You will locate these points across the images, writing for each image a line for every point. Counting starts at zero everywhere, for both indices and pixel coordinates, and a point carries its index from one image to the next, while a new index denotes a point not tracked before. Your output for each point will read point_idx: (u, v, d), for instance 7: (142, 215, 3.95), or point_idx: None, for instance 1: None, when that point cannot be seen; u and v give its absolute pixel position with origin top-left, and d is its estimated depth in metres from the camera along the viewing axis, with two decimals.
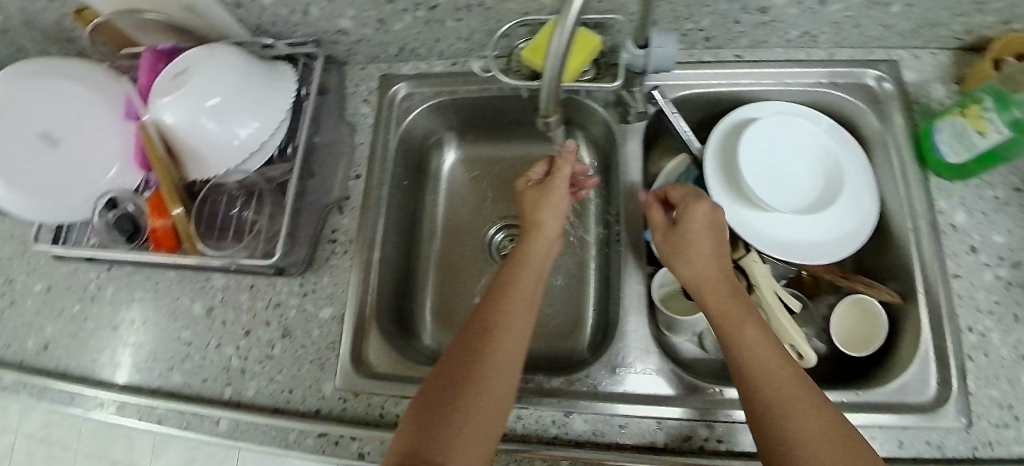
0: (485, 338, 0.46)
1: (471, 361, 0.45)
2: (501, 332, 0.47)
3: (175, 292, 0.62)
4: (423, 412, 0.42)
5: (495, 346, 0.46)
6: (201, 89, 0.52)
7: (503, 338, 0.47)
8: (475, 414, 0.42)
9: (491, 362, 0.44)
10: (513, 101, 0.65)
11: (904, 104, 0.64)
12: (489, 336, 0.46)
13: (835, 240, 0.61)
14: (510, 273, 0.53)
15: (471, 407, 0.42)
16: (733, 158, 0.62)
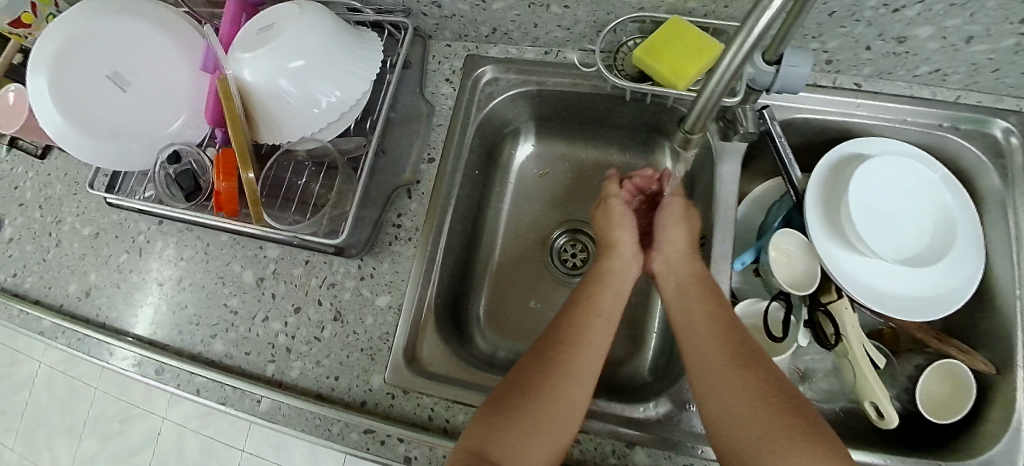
0: (561, 358, 0.46)
1: (545, 379, 0.45)
2: (576, 352, 0.47)
3: (226, 257, 0.59)
4: (494, 416, 0.43)
5: (570, 364, 0.46)
6: (288, 46, 0.49)
7: (580, 351, 0.47)
8: (543, 429, 0.42)
9: (566, 380, 0.45)
10: (604, 101, 0.60)
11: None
12: (565, 356, 0.46)
13: (935, 297, 0.55)
14: (589, 292, 0.52)
15: (541, 416, 0.43)
16: (835, 195, 0.57)
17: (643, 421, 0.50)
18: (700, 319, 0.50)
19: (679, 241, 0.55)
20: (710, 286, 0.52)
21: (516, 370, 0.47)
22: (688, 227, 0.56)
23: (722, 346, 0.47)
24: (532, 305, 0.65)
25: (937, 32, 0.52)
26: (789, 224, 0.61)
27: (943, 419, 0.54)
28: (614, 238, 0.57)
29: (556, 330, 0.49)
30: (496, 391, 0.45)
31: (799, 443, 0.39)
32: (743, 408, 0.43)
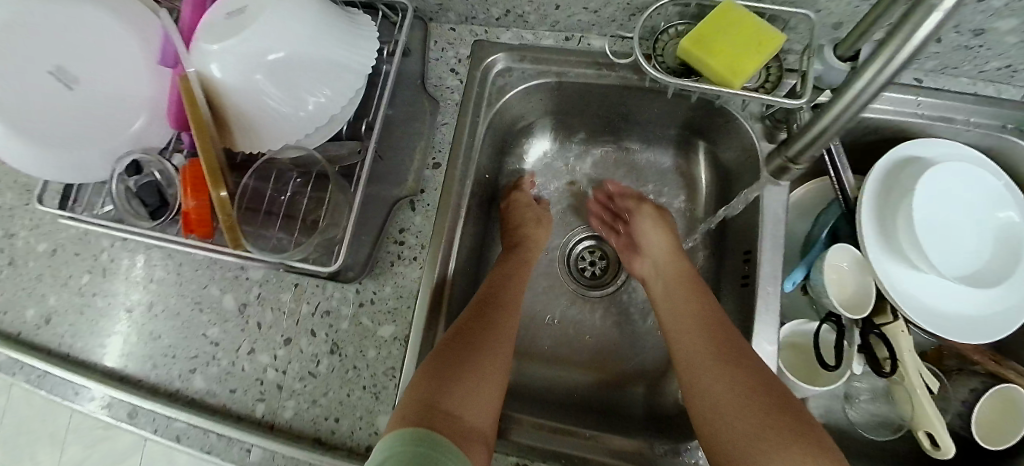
0: (492, 317, 0.48)
1: (481, 333, 0.46)
2: (504, 317, 0.49)
3: (203, 279, 0.52)
4: (438, 364, 0.43)
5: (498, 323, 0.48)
6: (266, 36, 0.41)
7: (507, 315, 0.49)
8: (481, 382, 0.43)
9: (495, 336, 0.47)
10: (633, 94, 0.54)
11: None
12: (501, 320, 0.49)
13: (999, 313, 0.50)
14: (517, 262, 0.55)
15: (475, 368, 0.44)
16: (889, 205, 0.51)
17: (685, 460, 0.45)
18: (688, 319, 0.47)
19: (664, 247, 0.54)
20: (696, 288, 0.49)
21: (459, 325, 0.47)
22: (670, 233, 0.56)
23: (709, 344, 0.44)
24: (550, 321, 0.59)
25: (1021, 25, 0.44)
26: (836, 237, 0.56)
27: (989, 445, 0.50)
28: (529, 226, 0.57)
29: (488, 294, 0.51)
30: (439, 345, 0.44)
31: (785, 440, 0.36)
32: (726, 406, 0.40)
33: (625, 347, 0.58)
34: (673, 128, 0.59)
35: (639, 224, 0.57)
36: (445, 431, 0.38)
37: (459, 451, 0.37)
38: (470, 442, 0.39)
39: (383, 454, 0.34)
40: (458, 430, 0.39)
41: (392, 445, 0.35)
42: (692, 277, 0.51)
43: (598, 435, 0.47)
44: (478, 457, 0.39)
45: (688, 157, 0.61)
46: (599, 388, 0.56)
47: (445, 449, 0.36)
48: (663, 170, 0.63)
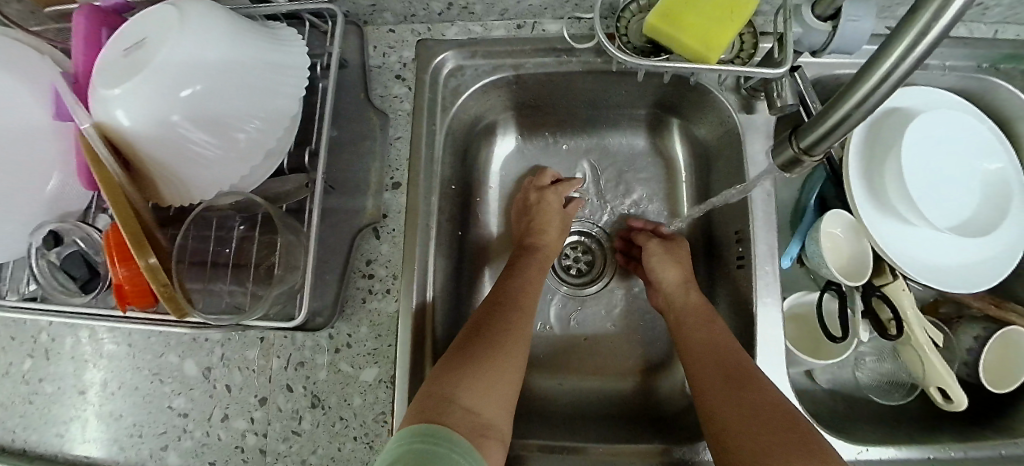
0: (508, 315, 0.46)
1: (497, 331, 0.44)
2: (519, 312, 0.46)
3: (159, 346, 0.47)
4: (455, 361, 0.41)
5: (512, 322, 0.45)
6: (175, 70, 0.36)
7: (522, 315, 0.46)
8: (498, 380, 0.41)
9: (510, 333, 0.44)
10: (598, 76, 0.50)
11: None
12: (517, 317, 0.46)
13: (988, 260, 0.49)
14: (521, 260, 0.52)
15: (494, 362, 0.42)
16: (874, 164, 0.49)
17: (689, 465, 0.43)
18: (699, 342, 0.45)
19: (673, 282, 0.51)
20: (708, 316, 0.47)
21: (471, 323, 0.45)
22: (680, 266, 0.52)
23: (720, 368, 0.42)
24: (541, 328, 0.56)
25: None
26: (825, 199, 0.54)
27: (995, 389, 0.50)
28: (546, 234, 0.54)
29: (500, 289, 0.48)
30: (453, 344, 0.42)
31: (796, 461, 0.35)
32: (735, 426, 0.39)
33: (624, 342, 0.55)
34: (643, 107, 0.55)
35: (647, 258, 0.54)
36: (463, 430, 0.37)
37: (474, 451, 0.35)
38: (486, 440, 0.37)
39: (399, 450, 0.32)
40: (475, 428, 0.37)
41: (407, 441, 0.33)
42: (704, 307, 0.48)
43: (587, 446, 0.45)
44: (495, 456, 0.37)
45: (662, 135, 0.58)
46: (605, 389, 0.53)
47: (465, 449, 0.34)
48: (637, 151, 0.59)
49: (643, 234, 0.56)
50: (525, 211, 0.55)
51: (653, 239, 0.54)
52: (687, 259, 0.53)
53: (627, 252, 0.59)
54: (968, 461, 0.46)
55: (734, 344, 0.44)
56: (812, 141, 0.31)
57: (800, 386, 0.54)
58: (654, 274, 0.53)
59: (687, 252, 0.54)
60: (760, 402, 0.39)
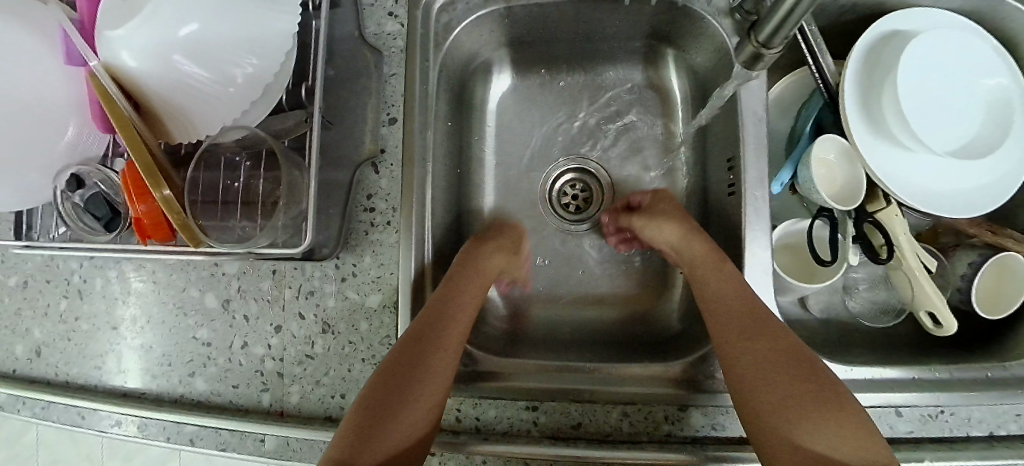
0: (427, 349, 0.42)
1: (415, 371, 0.40)
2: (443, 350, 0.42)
3: (180, 282, 0.50)
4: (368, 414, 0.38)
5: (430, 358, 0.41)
6: (172, 11, 0.37)
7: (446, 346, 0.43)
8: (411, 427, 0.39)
9: (433, 376, 0.41)
10: (592, 6, 0.50)
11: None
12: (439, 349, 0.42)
13: (989, 183, 0.48)
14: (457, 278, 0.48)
15: (405, 411, 0.39)
16: (873, 89, 0.48)
17: (700, 381, 0.45)
18: (710, 303, 0.45)
19: (670, 238, 0.51)
20: (718, 261, 0.46)
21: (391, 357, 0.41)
22: (673, 221, 0.51)
23: (730, 322, 0.42)
24: (541, 262, 0.58)
25: None
26: (822, 128, 0.53)
27: (987, 314, 0.49)
28: (484, 267, 0.50)
29: (428, 316, 0.43)
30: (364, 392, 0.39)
31: (814, 413, 0.37)
32: (752, 379, 0.40)
33: (619, 276, 0.57)
34: (638, 38, 0.55)
35: (643, 233, 0.53)
36: None
37: None
38: None
39: None
40: None
41: None
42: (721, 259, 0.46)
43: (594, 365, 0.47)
44: None
45: (657, 68, 0.57)
46: (604, 320, 0.55)
47: None
48: (633, 85, 0.59)
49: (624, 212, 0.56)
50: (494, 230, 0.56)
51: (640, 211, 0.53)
52: (679, 213, 0.52)
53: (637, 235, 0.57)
54: (955, 382, 0.46)
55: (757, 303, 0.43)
56: (767, 36, 0.33)
57: (792, 313, 0.55)
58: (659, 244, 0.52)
59: (675, 208, 0.53)
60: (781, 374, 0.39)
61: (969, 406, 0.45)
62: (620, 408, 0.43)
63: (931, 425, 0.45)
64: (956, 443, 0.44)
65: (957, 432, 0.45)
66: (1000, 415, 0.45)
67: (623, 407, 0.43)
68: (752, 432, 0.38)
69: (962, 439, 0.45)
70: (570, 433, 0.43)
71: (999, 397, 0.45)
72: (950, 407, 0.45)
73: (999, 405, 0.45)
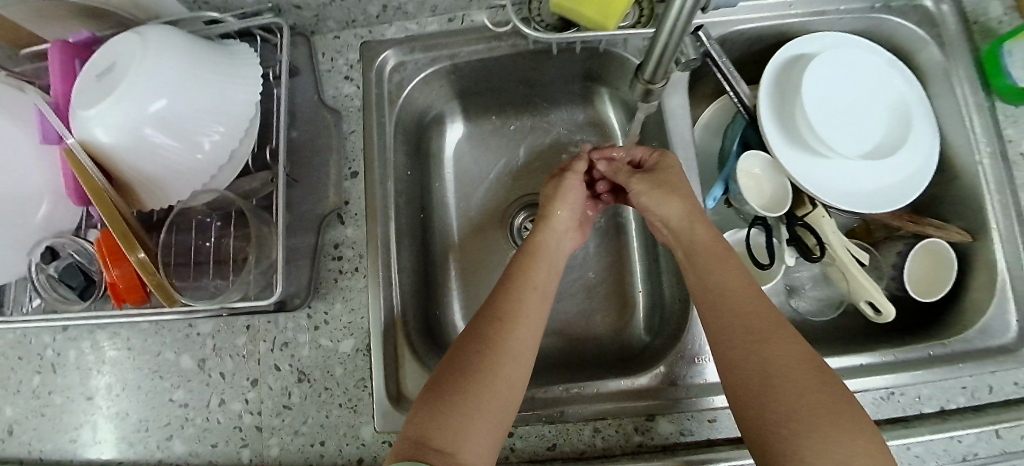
0: (492, 332, 0.41)
1: (479, 356, 0.40)
2: (515, 329, 0.41)
3: (155, 346, 0.51)
4: (435, 398, 0.38)
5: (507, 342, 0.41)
6: (143, 85, 0.40)
7: (515, 328, 0.42)
8: (482, 410, 0.37)
9: (503, 358, 0.40)
10: (533, 57, 0.55)
11: (965, 22, 0.56)
12: (502, 329, 0.41)
13: (900, 180, 0.53)
14: (523, 264, 0.46)
15: (476, 391, 0.38)
16: (786, 106, 0.53)
17: (666, 390, 0.46)
18: (720, 290, 0.41)
19: (669, 214, 0.47)
20: (722, 254, 0.43)
21: (458, 345, 0.41)
22: (677, 199, 0.46)
23: (744, 308, 0.40)
24: None
25: None
26: (748, 145, 0.58)
27: (921, 299, 0.54)
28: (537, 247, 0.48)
29: (490, 302, 0.44)
30: (431, 378, 0.40)
31: (821, 420, 0.33)
32: (750, 370, 0.37)
33: (583, 300, 0.60)
34: (576, 82, 0.60)
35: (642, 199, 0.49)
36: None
37: None
38: None
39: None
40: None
41: None
42: (727, 254, 0.43)
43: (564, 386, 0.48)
44: None
45: (597, 105, 0.63)
46: (571, 342, 0.58)
47: None
48: (577, 123, 0.64)
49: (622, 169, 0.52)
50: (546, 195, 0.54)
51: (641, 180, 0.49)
52: (685, 190, 0.47)
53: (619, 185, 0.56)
54: (900, 364, 0.49)
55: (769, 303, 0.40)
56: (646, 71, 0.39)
57: None
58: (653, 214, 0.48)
59: (684, 178, 0.48)
60: (785, 370, 0.35)
61: (918, 385, 0.48)
62: (591, 424, 0.45)
63: (884, 407, 0.48)
64: (910, 421, 0.47)
65: (910, 410, 0.48)
66: (948, 390, 0.48)
67: (594, 423, 0.45)
68: (746, 425, 0.35)
69: (916, 416, 0.48)
70: (546, 454, 0.44)
71: (943, 373, 0.48)
72: (899, 388, 0.48)
73: (944, 380, 0.48)
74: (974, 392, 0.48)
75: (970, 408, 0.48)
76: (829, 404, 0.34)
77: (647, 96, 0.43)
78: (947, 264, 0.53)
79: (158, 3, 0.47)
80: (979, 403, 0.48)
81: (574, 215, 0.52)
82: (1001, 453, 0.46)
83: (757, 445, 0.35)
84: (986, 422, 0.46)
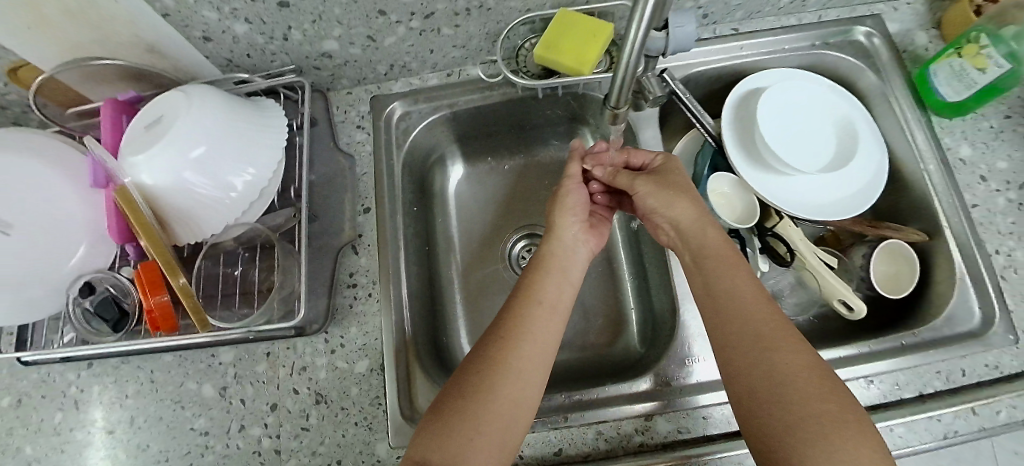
0: (497, 351, 0.44)
1: (483, 376, 0.43)
2: (517, 348, 0.44)
3: (178, 378, 0.53)
4: (443, 419, 0.41)
5: (508, 360, 0.44)
6: (185, 135, 0.45)
7: (528, 342, 0.45)
8: (487, 428, 0.40)
9: (515, 375, 0.43)
10: (524, 103, 0.62)
11: (895, 53, 0.66)
12: (504, 342, 0.45)
13: (857, 189, 0.60)
14: (531, 278, 0.51)
15: (480, 414, 0.41)
16: (746, 134, 0.61)
17: (659, 391, 0.50)
18: (725, 296, 0.45)
19: (677, 216, 0.51)
20: (732, 260, 0.47)
21: (462, 365, 0.45)
22: (685, 199, 0.51)
23: (745, 316, 0.44)
24: None
25: None
26: (717, 170, 0.65)
27: (890, 295, 0.59)
28: (555, 253, 0.53)
29: (498, 321, 0.47)
30: (434, 400, 0.43)
31: (817, 423, 0.37)
32: (754, 373, 0.41)
33: (581, 320, 0.64)
34: (562, 124, 0.68)
35: (650, 203, 0.53)
36: None
37: None
38: None
39: None
40: None
41: None
42: (738, 262, 0.47)
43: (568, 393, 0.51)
44: None
45: (581, 143, 0.71)
46: (570, 360, 0.61)
47: None
48: (564, 160, 0.72)
49: (620, 175, 0.55)
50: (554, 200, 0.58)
51: (644, 184, 0.53)
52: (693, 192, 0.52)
53: (614, 191, 0.60)
54: (875, 354, 0.53)
55: (777, 311, 0.44)
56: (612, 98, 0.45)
57: None
58: (663, 215, 0.52)
59: (684, 179, 0.53)
60: (787, 372, 0.40)
61: (892, 373, 0.53)
62: (593, 428, 0.48)
63: (865, 394, 0.52)
64: (889, 407, 0.51)
65: (890, 396, 0.52)
66: (923, 375, 0.53)
67: (596, 426, 0.48)
68: (749, 423, 0.40)
69: (895, 401, 0.52)
70: (553, 459, 0.47)
71: (914, 360, 0.53)
72: (877, 376, 0.52)
73: (918, 367, 0.53)
74: (947, 375, 0.53)
75: (944, 391, 0.52)
76: (828, 407, 0.38)
77: (615, 118, 0.49)
78: (909, 261, 0.59)
79: (197, 66, 0.54)
80: (954, 385, 0.53)
81: (579, 219, 0.56)
82: (978, 429, 0.51)
83: (759, 440, 0.39)
84: (958, 401, 0.51)
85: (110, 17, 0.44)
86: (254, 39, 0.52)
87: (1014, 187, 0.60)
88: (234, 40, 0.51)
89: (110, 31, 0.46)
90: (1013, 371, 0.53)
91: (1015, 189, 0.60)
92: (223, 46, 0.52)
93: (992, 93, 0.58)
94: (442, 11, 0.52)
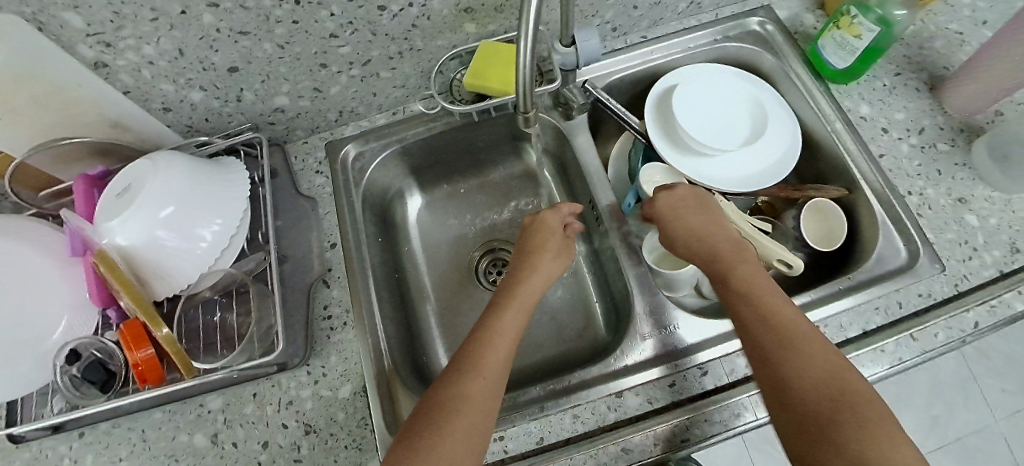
0: (457, 381, 0.45)
1: (446, 410, 0.43)
2: (473, 384, 0.45)
3: (168, 433, 0.54)
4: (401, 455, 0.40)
5: (467, 391, 0.44)
6: (155, 198, 0.49)
7: (493, 375, 0.46)
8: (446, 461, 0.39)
9: (475, 405, 0.43)
10: (468, 128, 0.68)
11: (789, 37, 0.74)
12: (465, 372, 0.46)
13: (777, 157, 0.66)
14: (493, 315, 0.52)
15: (441, 446, 0.40)
16: (668, 127, 0.67)
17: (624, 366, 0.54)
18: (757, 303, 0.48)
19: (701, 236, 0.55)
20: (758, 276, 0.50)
21: (422, 402, 0.45)
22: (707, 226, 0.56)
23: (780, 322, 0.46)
24: None
25: None
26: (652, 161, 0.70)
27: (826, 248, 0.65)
28: (523, 291, 0.55)
29: (464, 353, 0.48)
30: (394, 442, 0.42)
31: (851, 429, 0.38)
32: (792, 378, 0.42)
33: (551, 320, 0.68)
34: (506, 142, 0.74)
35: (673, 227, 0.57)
36: None
37: None
38: None
39: None
40: None
41: None
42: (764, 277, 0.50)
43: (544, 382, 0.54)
44: None
45: (527, 158, 0.76)
46: (546, 359, 0.65)
47: None
48: (514, 176, 0.77)
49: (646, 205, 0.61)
50: (529, 231, 0.62)
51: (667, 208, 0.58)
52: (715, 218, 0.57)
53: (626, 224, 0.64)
54: (816, 301, 0.58)
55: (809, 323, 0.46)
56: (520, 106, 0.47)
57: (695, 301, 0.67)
58: (687, 235, 0.56)
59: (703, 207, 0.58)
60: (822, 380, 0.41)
61: (835, 316, 0.57)
62: (570, 412, 0.51)
63: None
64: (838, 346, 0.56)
65: (837, 338, 0.56)
66: (864, 314, 0.57)
67: (573, 410, 0.51)
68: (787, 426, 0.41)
69: (843, 341, 0.56)
70: (537, 447, 0.50)
71: (852, 301, 0.58)
72: (821, 321, 0.57)
73: (856, 307, 0.58)
74: (885, 309, 0.57)
75: (886, 324, 0.57)
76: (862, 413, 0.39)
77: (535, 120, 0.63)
78: (834, 216, 0.65)
79: (159, 135, 0.58)
80: (893, 319, 0.57)
81: (551, 254, 0.59)
82: (920, 353, 0.55)
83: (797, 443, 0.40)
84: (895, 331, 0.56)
85: (77, 100, 0.49)
86: (210, 104, 0.57)
87: (914, 133, 0.67)
88: (191, 107, 0.56)
89: (76, 113, 0.51)
90: (944, 295, 0.58)
91: (915, 135, 0.67)
92: (182, 114, 0.57)
93: (872, 54, 0.65)
94: (377, 57, 0.58)
